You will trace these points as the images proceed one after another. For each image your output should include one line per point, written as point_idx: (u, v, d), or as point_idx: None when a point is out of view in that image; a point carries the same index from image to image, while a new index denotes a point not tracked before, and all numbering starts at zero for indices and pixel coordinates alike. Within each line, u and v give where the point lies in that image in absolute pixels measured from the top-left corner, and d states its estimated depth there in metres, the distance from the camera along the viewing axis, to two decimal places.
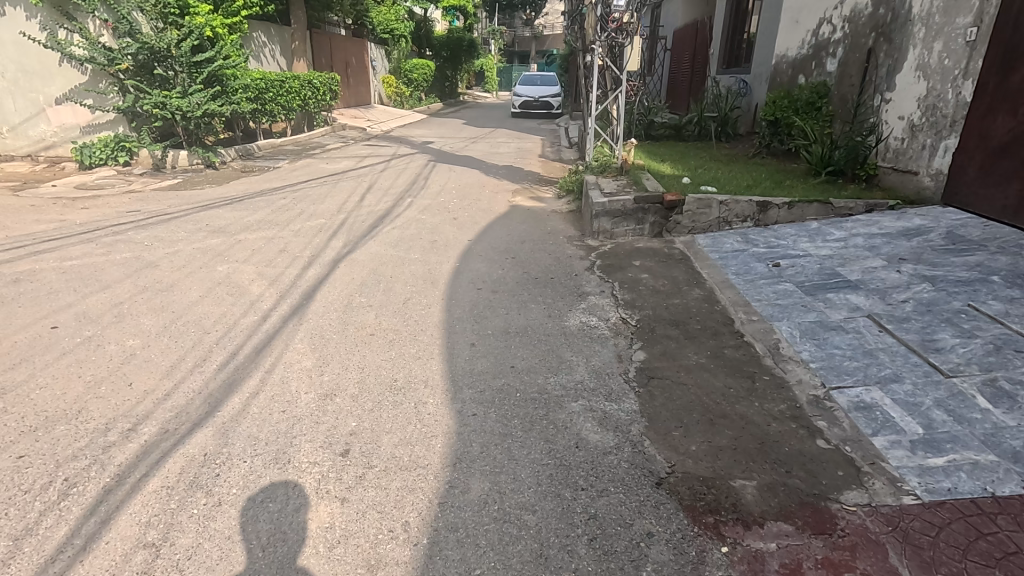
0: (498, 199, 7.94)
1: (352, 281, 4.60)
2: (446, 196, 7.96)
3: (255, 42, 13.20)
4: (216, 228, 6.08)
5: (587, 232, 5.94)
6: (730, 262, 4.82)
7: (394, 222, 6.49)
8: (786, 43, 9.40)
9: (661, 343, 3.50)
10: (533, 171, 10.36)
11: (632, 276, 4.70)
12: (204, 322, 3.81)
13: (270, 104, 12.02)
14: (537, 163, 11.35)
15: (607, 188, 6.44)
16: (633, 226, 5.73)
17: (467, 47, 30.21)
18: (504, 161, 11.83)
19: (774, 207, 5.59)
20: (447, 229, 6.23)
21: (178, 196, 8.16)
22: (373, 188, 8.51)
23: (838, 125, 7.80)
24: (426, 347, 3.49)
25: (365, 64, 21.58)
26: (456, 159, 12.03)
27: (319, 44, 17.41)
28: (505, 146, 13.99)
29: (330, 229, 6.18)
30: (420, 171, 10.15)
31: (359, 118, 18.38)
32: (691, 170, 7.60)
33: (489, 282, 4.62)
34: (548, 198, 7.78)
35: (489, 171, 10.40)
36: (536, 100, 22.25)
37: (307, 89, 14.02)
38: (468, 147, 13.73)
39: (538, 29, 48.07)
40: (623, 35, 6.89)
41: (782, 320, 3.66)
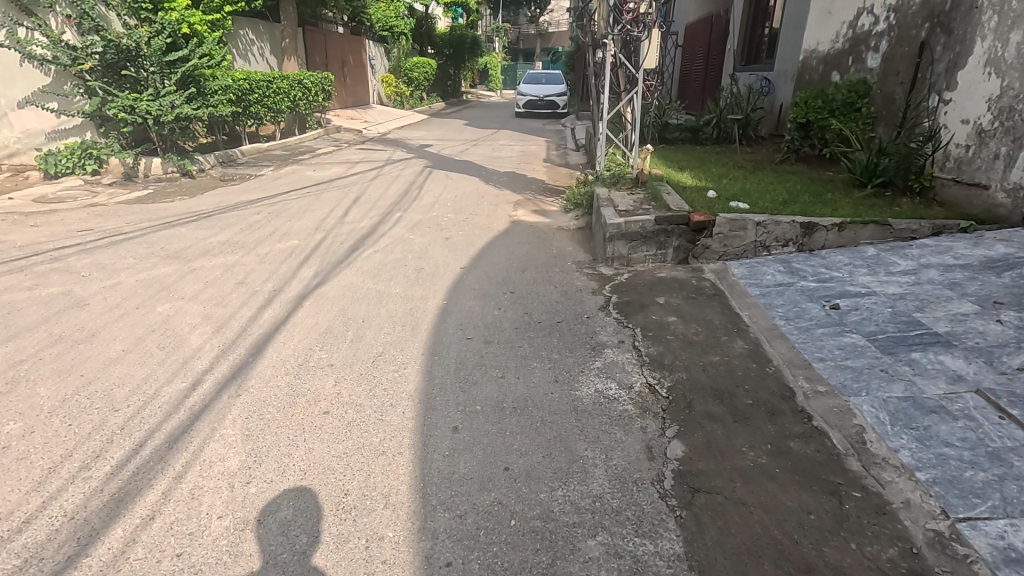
0: (498, 212, 7.10)
1: (314, 326, 3.78)
2: (440, 210, 7.13)
3: (241, 40, 12.60)
4: (170, 253, 5.28)
5: (599, 256, 5.09)
6: (775, 301, 3.96)
7: (376, 243, 5.66)
8: (817, 37, 8.49)
9: (704, 428, 2.65)
10: (537, 179, 9.50)
11: (655, 319, 3.85)
12: (116, 392, 3.00)
13: (254, 105, 11.26)
14: (542, 169, 10.52)
15: (621, 204, 5.59)
16: (654, 250, 4.89)
17: (470, 45, 29.38)
18: (506, 167, 10.98)
19: (821, 228, 4.72)
20: (438, 252, 5.40)
21: (142, 210, 7.37)
22: (360, 200, 7.68)
23: (882, 128, 6.92)
24: (394, 435, 2.66)
25: (363, 62, 20.88)
26: (455, 164, 11.20)
27: (314, 42, 16.71)
28: (508, 149, 13.15)
29: (301, 252, 5.36)
30: (414, 179, 9.33)
31: (356, 119, 17.59)
32: (716, 180, 6.73)
33: (481, 326, 3.79)
34: (554, 213, 6.93)
35: (489, 178, 9.56)
36: (541, 99, 21.40)
37: (297, 90, 13.21)
38: (468, 150, 12.90)
39: (543, 26, 47.21)
40: (639, 28, 6.04)
41: (861, 394, 2.81)
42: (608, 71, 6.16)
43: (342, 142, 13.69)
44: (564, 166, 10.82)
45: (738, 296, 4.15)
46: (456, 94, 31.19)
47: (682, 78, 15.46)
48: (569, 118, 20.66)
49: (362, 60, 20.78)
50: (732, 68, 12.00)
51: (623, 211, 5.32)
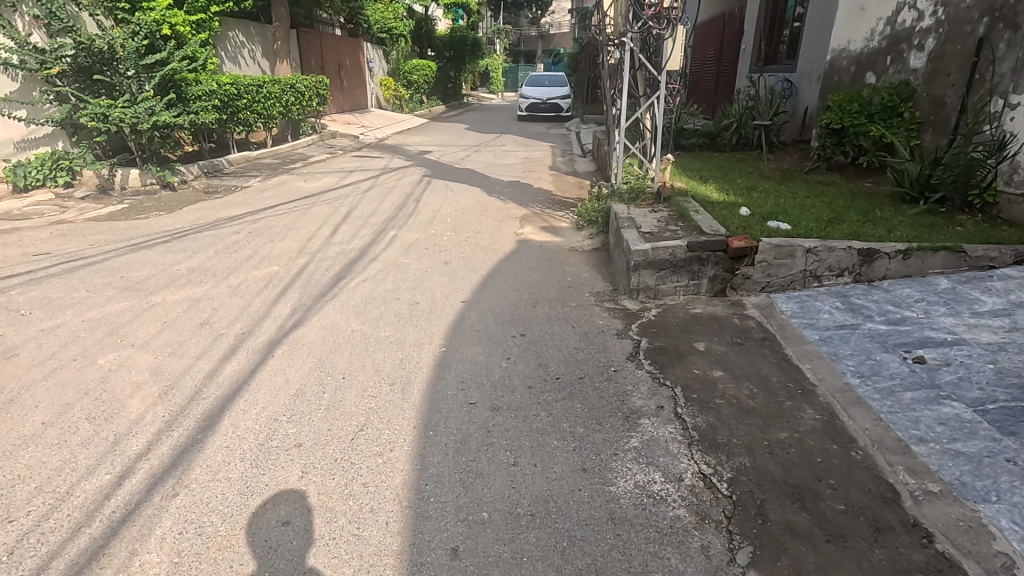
0: (502, 229, 6.43)
1: (284, 385, 3.11)
2: (439, 228, 6.46)
3: (230, 43, 12.04)
4: (130, 285, 4.61)
5: (621, 287, 4.43)
6: (840, 351, 3.29)
7: (366, 270, 4.99)
8: (848, 34, 7.81)
9: (790, 554, 1.97)
10: (543, 189, 8.82)
11: (698, 375, 3.18)
12: (17, 491, 2.32)
13: (241, 111, 10.61)
14: (549, 178, 9.85)
15: (644, 223, 4.93)
16: (686, 280, 4.22)
17: (471, 47, 28.79)
18: (510, 176, 10.30)
19: (883, 256, 4.05)
20: (436, 280, 4.73)
21: (112, 227, 6.70)
22: (351, 216, 7.01)
23: (928, 135, 6.26)
24: (373, 562, 1.99)
25: (361, 65, 20.28)
26: (455, 172, 10.53)
27: (309, 44, 16.12)
28: (511, 156, 12.48)
29: (279, 283, 4.69)
30: (412, 191, 8.67)
31: (352, 125, 16.94)
32: (745, 194, 6.06)
33: (487, 385, 3.11)
34: (565, 230, 6.26)
35: (492, 189, 8.89)
36: (544, 102, 20.76)
37: (289, 94, 12.55)
38: (469, 158, 12.24)
39: (544, 28, 46.60)
40: (662, 25, 5.37)
41: (991, 499, 2.13)
42: (626, 72, 5.50)
43: (337, 149, 13.05)
44: (571, 175, 10.14)
45: (793, 341, 3.48)
46: (456, 97, 30.57)
47: (693, 79, 14.80)
48: (574, 122, 20.00)
49: (360, 62, 20.20)
50: (749, 69, 11.33)
51: (647, 234, 4.65)
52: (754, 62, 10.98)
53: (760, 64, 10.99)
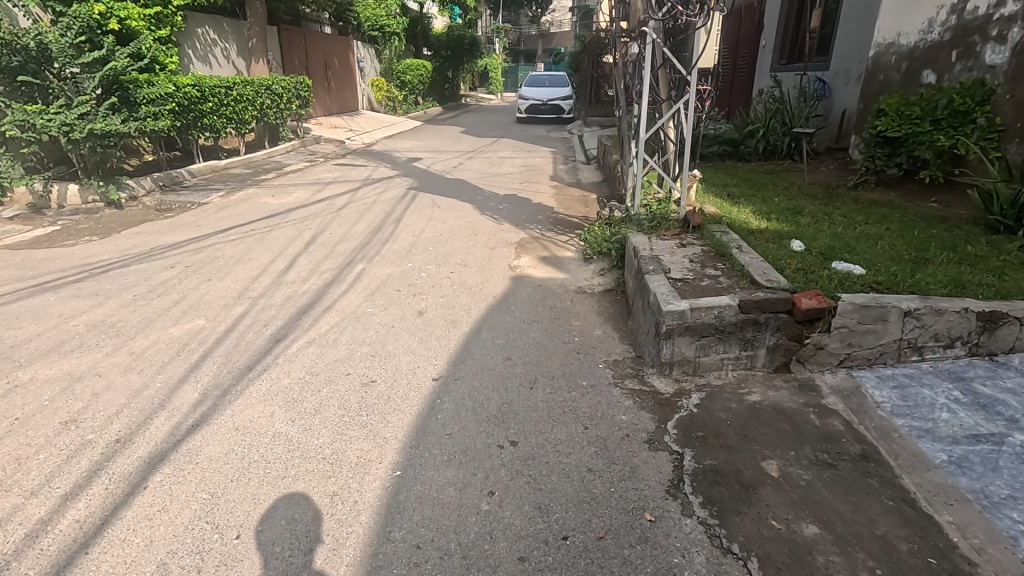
0: (494, 260, 5.33)
1: (141, 555, 2.02)
2: (418, 259, 5.36)
3: (199, 40, 10.99)
4: (1, 351, 3.52)
5: (647, 355, 3.33)
6: (992, 489, 2.18)
7: (315, 325, 3.90)
8: (897, 25, 6.70)
9: None
10: (544, 205, 7.73)
11: (778, 532, 2.08)
12: None
13: (207, 115, 9.56)
14: (550, 191, 8.74)
15: (673, 264, 3.83)
16: (738, 350, 3.13)
17: (469, 46, 27.74)
18: (506, 187, 9.17)
19: (1010, 322, 2.96)
20: (403, 342, 3.64)
21: (28, 257, 5.60)
22: (317, 241, 5.93)
23: (1014, 145, 5.16)
24: None
25: (350, 65, 19.19)
26: (445, 183, 9.42)
27: (292, 42, 15.06)
28: (508, 163, 11.37)
29: (199, 345, 3.60)
30: (393, 207, 7.57)
31: (339, 128, 15.84)
32: (790, 220, 4.94)
33: (456, 556, 2.01)
34: (571, 263, 5.15)
35: (485, 205, 7.79)
36: (545, 103, 19.67)
37: (264, 97, 11.51)
38: (462, 166, 11.13)
39: (545, 27, 45.45)
40: (694, 10, 4.25)
41: None
42: (647, 71, 4.38)
43: (318, 157, 11.96)
44: (575, 188, 9.02)
45: (909, 463, 2.37)
46: (453, 98, 29.45)
47: None
48: (576, 125, 18.85)
49: (349, 61, 19.12)
50: (770, 68, 10.18)
51: (679, 282, 3.56)
52: (777, 59, 9.82)
53: (783, 61, 9.84)
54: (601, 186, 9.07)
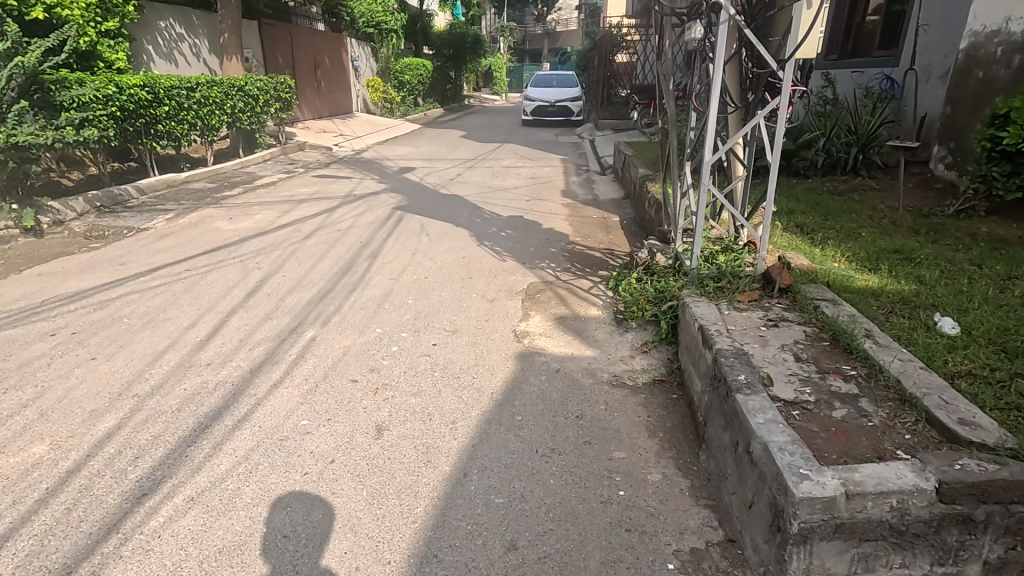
0: (491, 322, 3.95)
1: None
2: (391, 320, 3.97)
3: (161, 34, 9.73)
4: None
5: (752, 552, 1.93)
6: None
7: (211, 459, 2.51)
8: (1007, 8, 5.23)
9: None
10: (555, 232, 6.31)
11: None
12: None
13: (163, 121, 8.22)
14: (563, 211, 7.33)
15: (772, 367, 2.43)
16: (927, 566, 1.72)
17: (472, 44, 26.45)
18: (510, 204, 7.77)
19: None
20: (343, 501, 2.26)
21: None
22: (263, 289, 4.56)
23: None
24: None
25: (342, 65, 17.83)
26: (439, 201, 8.03)
27: (275, 39, 13.71)
28: (512, 175, 9.97)
29: (10, 508, 2.23)
30: (372, 235, 6.19)
31: (328, 133, 14.52)
32: (908, 275, 3.52)
33: None
34: (597, 331, 3.73)
35: (484, 231, 6.39)
36: (552, 104, 18.30)
37: (237, 100, 10.15)
38: (460, 178, 9.75)
39: (551, 25, 44.01)
40: None
41: None
42: (716, 67, 2.98)
43: (297, 167, 10.62)
44: (592, 207, 7.61)
45: None
46: (455, 99, 28.07)
47: None
48: (586, 128, 17.47)
49: (341, 60, 17.74)
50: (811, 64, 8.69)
51: (795, 410, 2.14)
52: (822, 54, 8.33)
53: (829, 58, 8.35)
54: (622, 204, 7.66)
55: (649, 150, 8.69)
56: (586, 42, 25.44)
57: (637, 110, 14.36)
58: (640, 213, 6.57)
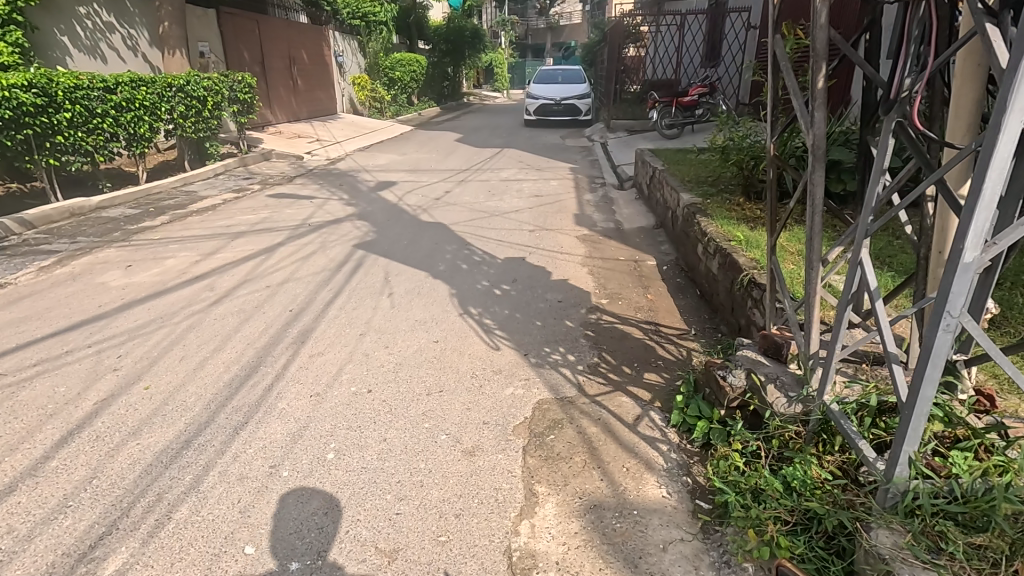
0: (463, 516, 2.16)
1: None
2: (284, 518, 2.18)
3: (82, 24, 7.97)
4: None
5: None
6: None
7: None
8: None
9: None
10: (570, 288, 4.48)
11: None
12: None
13: (63, 131, 6.45)
14: (579, 249, 5.49)
15: None
16: None
17: (471, 38, 24.70)
18: (508, 238, 5.93)
19: None
20: None
21: None
22: (95, 423, 2.76)
23: None
24: None
25: (322, 59, 15.95)
26: (417, 232, 6.22)
27: (238, 31, 11.88)
28: (511, 192, 8.13)
29: None
30: (312, 296, 4.38)
31: (303, 138, 12.77)
32: None
33: None
34: (671, 562, 1.90)
35: (471, 286, 4.58)
36: (558, 103, 16.48)
37: (177, 102, 8.32)
38: (448, 196, 7.94)
39: (554, 18, 42.00)
40: None
41: None
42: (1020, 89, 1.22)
43: (253, 183, 8.84)
44: (617, 242, 5.76)
45: None
46: (452, 97, 26.17)
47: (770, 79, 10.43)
48: (596, 129, 15.65)
49: (320, 55, 15.86)
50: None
51: None
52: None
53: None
54: (655, 238, 5.83)
55: (686, 166, 6.82)
56: (593, 34, 23.50)
57: (655, 110, 12.46)
58: (688, 259, 4.73)
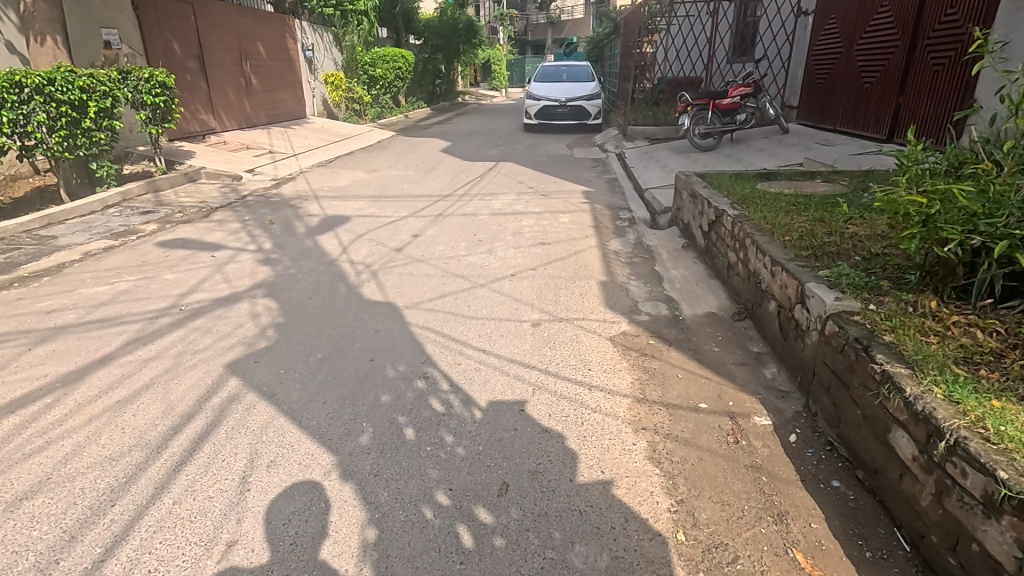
0: None
1: None
2: (270, 517, 2.16)
3: None
4: None
5: None
6: None
7: None
8: None
9: None
10: (623, 531, 2.09)
11: None
12: None
13: None
14: (623, 382, 3.08)
15: None
16: None
17: (466, 31, 22.24)
18: (497, 344, 3.50)
19: None
20: None
21: None
22: None
23: None
24: None
25: (285, 53, 13.49)
26: (353, 324, 3.83)
27: (164, 17, 9.49)
28: (506, 238, 5.74)
29: None
30: (57, 552, 2.00)
31: (252, 150, 10.38)
32: None
33: None
34: None
35: (411, 509, 2.20)
36: (564, 105, 14.03)
37: (31, 109, 5.89)
38: (415, 244, 5.56)
39: (556, 13, 39.65)
40: None
41: None
42: None
43: (152, 219, 6.44)
44: (685, 360, 3.34)
45: None
46: (443, 96, 23.73)
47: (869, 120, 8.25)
48: (610, 137, 13.26)
49: (283, 48, 13.40)
50: None
51: None
52: None
53: None
54: (747, 348, 3.43)
55: (775, 212, 4.38)
56: (601, 27, 21.16)
57: (687, 116, 10.04)
58: (863, 443, 2.31)
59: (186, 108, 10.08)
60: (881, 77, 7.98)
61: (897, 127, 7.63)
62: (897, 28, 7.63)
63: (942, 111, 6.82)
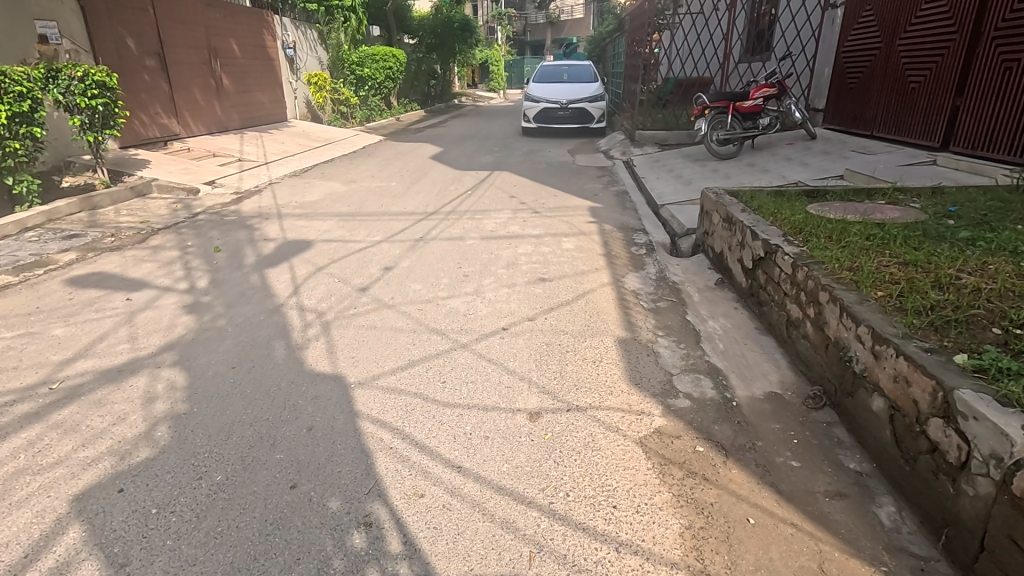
0: None
1: None
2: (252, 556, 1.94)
3: None
4: None
5: None
6: None
7: None
8: None
9: None
10: None
11: None
12: None
13: None
14: (668, 540, 2.00)
15: None
16: None
17: (462, 30, 21.20)
18: (478, 459, 2.43)
19: None
20: None
21: None
22: None
23: None
24: None
25: (262, 51, 12.44)
26: (283, 411, 2.77)
27: (116, 9, 8.42)
28: (497, 272, 4.68)
29: None
30: None
31: (219, 157, 9.33)
32: None
33: None
34: None
35: None
36: (565, 107, 12.97)
37: None
38: (384, 281, 4.50)
39: (555, 12, 38.67)
40: None
41: None
42: None
43: (74, 245, 5.38)
44: (754, 489, 2.27)
45: None
46: (437, 98, 22.63)
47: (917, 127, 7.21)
48: (616, 142, 12.21)
49: (259, 46, 12.34)
50: None
51: None
52: None
53: None
54: (841, 465, 2.36)
55: (850, 252, 3.31)
56: (603, 26, 20.14)
57: (704, 119, 8.98)
58: None
59: (144, 111, 9.01)
60: (931, 78, 6.94)
61: (956, 134, 6.60)
62: (952, 19, 6.59)
63: (1016, 116, 5.81)
